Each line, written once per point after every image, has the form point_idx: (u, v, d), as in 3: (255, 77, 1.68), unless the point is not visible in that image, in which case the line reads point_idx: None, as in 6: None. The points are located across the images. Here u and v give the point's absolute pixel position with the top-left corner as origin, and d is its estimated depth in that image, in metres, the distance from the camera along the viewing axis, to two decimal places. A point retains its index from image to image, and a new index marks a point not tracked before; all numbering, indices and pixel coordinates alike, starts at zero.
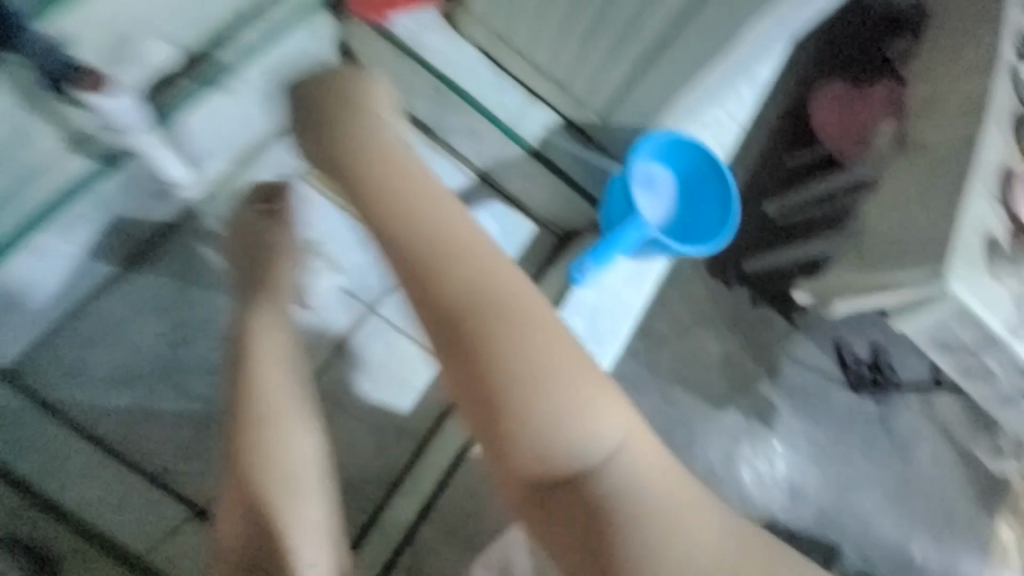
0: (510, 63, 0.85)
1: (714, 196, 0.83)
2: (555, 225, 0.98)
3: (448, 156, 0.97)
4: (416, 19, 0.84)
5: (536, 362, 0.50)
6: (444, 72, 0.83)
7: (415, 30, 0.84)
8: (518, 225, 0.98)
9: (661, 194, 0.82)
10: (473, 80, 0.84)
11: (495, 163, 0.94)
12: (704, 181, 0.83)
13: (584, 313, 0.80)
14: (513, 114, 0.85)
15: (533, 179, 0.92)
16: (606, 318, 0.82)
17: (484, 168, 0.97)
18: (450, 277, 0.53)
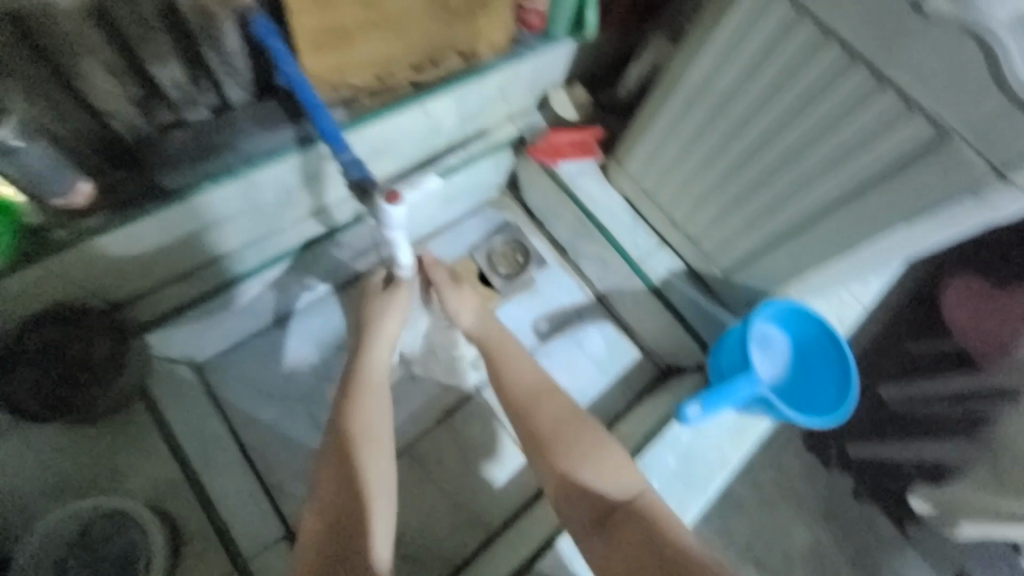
0: (648, 213, 0.98)
1: (831, 369, 0.83)
2: (659, 358, 1.03)
3: (575, 275, 1.10)
4: (577, 166, 1.01)
5: (589, 443, 0.68)
6: (590, 210, 0.99)
7: (574, 174, 1.01)
8: (624, 349, 1.05)
9: (775, 355, 0.85)
10: (613, 221, 0.98)
11: (615, 290, 1.04)
12: (822, 352, 0.85)
13: (677, 449, 0.83)
14: (641, 254, 0.97)
15: (648, 312, 1.00)
16: (701, 461, 0.82)
17: (603, 292, 1.07)
18: (522, 387, 0.74)
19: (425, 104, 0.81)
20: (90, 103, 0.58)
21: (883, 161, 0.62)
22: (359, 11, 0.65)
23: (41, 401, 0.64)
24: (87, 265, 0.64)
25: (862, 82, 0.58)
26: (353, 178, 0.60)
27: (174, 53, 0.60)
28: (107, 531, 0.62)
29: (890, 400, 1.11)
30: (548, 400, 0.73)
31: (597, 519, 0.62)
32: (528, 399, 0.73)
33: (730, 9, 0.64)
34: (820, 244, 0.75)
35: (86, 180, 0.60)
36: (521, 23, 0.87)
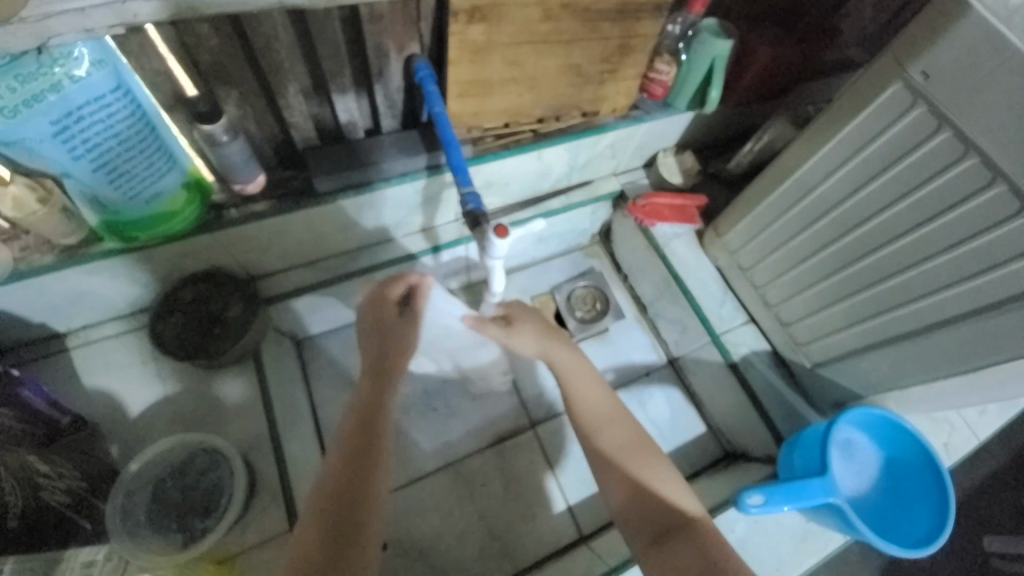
0: (739, 288, 0.96)
1: (924, 496, 0.75)
2: (725, 438, 0.99)
3: (650, 333, 1.10)
4: (674, 229, 1.02)
5: (641, 469, 0.65)
6: (679, 275, 0.99)
7: (669, 236, 1.01)
8: (689, 421, 1.01)
9: (860, 465, 0.78)
10: (701, 289, 0.98)
11: (690, 356, 1.02)
12: (915, 475, 0.77)
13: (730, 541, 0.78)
14: (725, 328, 0.96)
15: (721, 388, 0.97)
16: (753, 558, 0.77)
17: (678, 356, 1.06)
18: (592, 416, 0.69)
19: (541, 151, 0.89)
20: (282, 116, 0.72)
21: (1018, 283, 0.57)
22: (505, 68, 0.75)
23: (179, 342, 0.77)
24: (248, 239, 0.76)
25: (1000, 200, 0.56)
26: (468, 209, 0.66)
27: (353, 84, 0.73)
28: (205, 465, 0.72)
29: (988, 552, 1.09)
30: (606, 423, 0.68)
31: (652, 534, 0.61)
32: (589, 418, 0.69)
33: (866, 105, 0.64)
34: (928, 356, 0.70)
35: (262, 173, 0.74)
36: (645, 91, 0.93)
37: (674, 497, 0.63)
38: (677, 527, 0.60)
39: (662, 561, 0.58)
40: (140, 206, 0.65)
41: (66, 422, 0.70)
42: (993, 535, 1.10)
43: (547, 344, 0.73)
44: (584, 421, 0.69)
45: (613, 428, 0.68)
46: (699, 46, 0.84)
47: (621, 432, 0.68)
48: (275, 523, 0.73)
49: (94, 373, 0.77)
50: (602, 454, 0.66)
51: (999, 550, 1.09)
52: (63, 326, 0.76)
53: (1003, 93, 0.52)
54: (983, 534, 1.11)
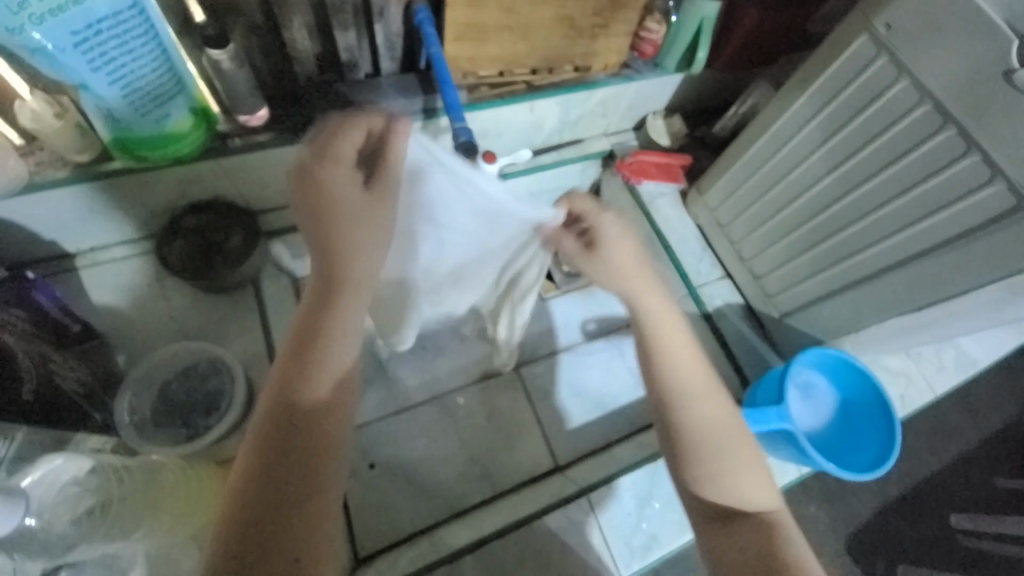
0: (717, 244, 1.01)
1: (874, 433, 0.81)
2: None
3: None
4: (658, 188, 1.07)
5: (731, 452, 0.58)
6: (662, 230, 1.04)
7: (653, 194, 1.07)
8: None
9: (817, 404, 0.84)
10: (682, 245, 1.04)
11: None
12: (866, 415, 0.83)
13: None
14: (702, 282, 1.01)
15: None
16: None
17: None
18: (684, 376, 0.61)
19: (533, 102, 0.93)
20: (286, 50, 0.75)
21: (960, 223, 0.63)
22: (500, 15, 0.78)
23: (183, 266, 0.82)
24: (250, 169, 0.80)
25: (950, 142, 0.60)
26: (461, 140, 0.70)
27: (355, 23, 0.76)
28: (207, 371, 0.76)
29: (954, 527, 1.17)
30: (704, 397, 0.60)
31: (717, 515, 0.56)
32: (682, 388, 0.60)
33: (835, 58, 0.68)
34: (883, 299, 0.75)
35: (265, 108, 0.77)
36: (636, 50, 0.97)
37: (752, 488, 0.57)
38: (739, 515, 0.56)
39: (719, 543, 0.55)
40: (150, 126, 0.68)
41: (76, 330, 0.74)
42: (959, 512, 1.17)
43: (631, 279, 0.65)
44: (674, 394, 0.60)
45: (709, 402, 0.60)
46: (690, 6, 0.88)
47: (718, 411, 0.59)
48: None
49: (101, 291, 0.82)
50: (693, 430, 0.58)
51: (965, 527, 1.17)
52: (71, 246, 0.81)
53: (954, 41, 0.57)
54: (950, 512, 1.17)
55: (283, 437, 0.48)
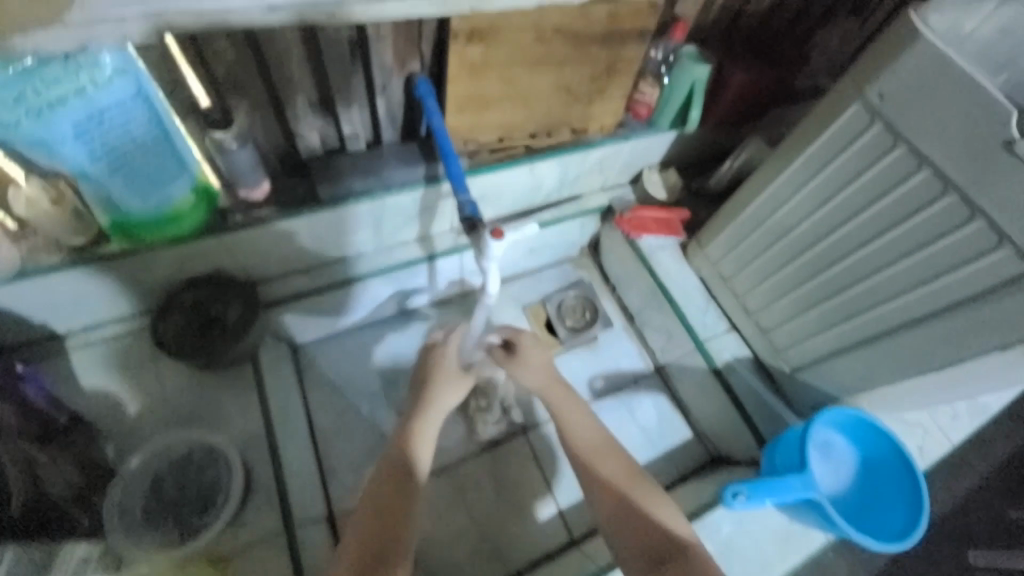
0: (721, 297, 1.01)
1: (901, 496, 0.78)
2: (711, 444, 1.02)
3: (638, 343, 1.13)
4: (658, 241, 1.07)
5: (635, 493, 0.69)
6: (665, 284, 1.04)
7: (654, 248, 1.07)
8: (676, 427, 1.04)
9: (839, 465, 0.82)
10: (685, 298, 1.03)
11: (676, 364, 1.05)
12: (890, 475, 0.80)
13: (715, 540, 0.80)
14: (709, 335, 1.00)
15: (706, 393, 1.00)
16: (738, 558, 0.80)
17: (664, 364, 1.09)
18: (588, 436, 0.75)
19: (532, 165, 0.94)
20: (289, 126, 0.75)
21: (970, 286, 0.63)
22: (500, 87, 0.80)
23: (178, 343, 0.79)
24: (249, 243, 0.79)
25: (953, 208, 0.61)
26: (466, 215, 0.70)
27: (358, 98, 0.77)
28: (203, 461, 0.74)
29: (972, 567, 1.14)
30: (604, 456, 0.73)
31: (651, 559, 0.64)
32: (586, 453, 0.74)
33: (831, 124, 0.70)
34: (897, 356, 0.74)
35: (266, 181, 0.77)
36: (631, 112, 0.99)
37: (665, 520, 0.67)
38: (674, 556, 0.63)
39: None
40: (150, 209, 0.68)
41: (63, 421, 0.70)
42: (976, 549, 1.15)
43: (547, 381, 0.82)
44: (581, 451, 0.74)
45: (610, 460, 0.73)
46: (680, 69, 0.90)
47: (617, 464, 0.73)
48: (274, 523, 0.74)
49: (92, 373, 0.79)
50: (604, 484, 0.71)
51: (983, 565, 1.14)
52: (63, 326, 0.77)
53: (947, 113, 0.58)
54: (966, 551, 1.15)
55: (391, 519, 0.67)
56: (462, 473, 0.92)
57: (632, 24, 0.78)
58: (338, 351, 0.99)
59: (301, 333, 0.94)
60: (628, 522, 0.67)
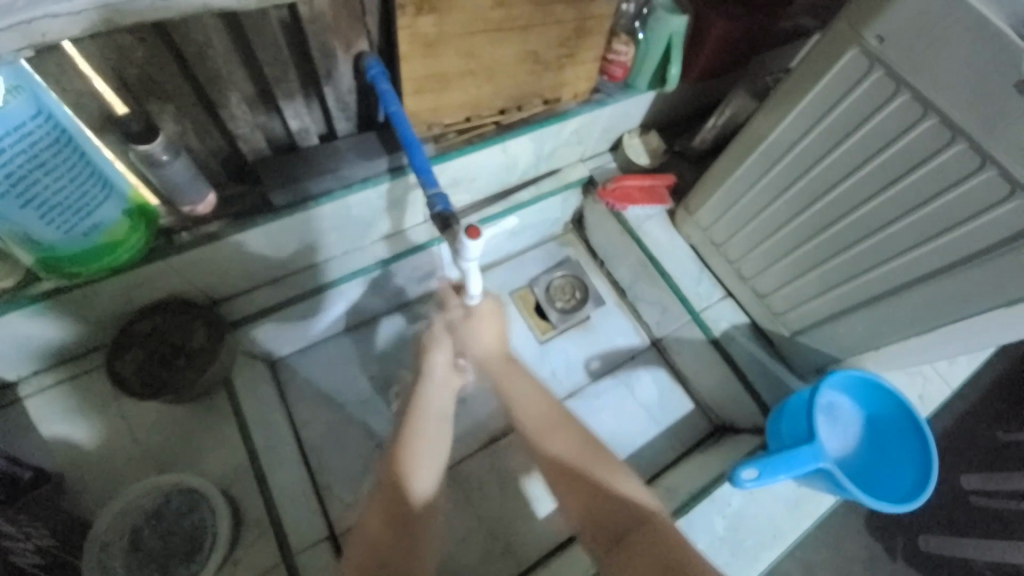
0: (715, 263, 0.97)
1: (908, 450, 0.78)
2: (714, 413, 1.00)
3: (632, 318, 1.10)
4: (645, 211, 1.01)
5: (597, 469, 0.65)
6: (655, 256, 0.99)
7: (642, 218, 1.01)
8: (677, 399, 1.02)
9: (844, 425, 0.81)
10: (677, 268, 0.98)
11: (672, 336, 1.02)
12: (895, 429, 0.80)
13: (727, 515, 0.79)
14: (704, 304, 0.97)
15: (705, 364, 0.98)
16: (751, 530, 0.79)
17: (660, 337, 1.06)
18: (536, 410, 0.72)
19: (505, 143, 0.86)
20: (226, 128, 0.67)
21: (980, 238, 0.59)
22: (460, 60, 0.71)
23: (141, 377, 0.73)
24: (204, 263, 0.71)
25: (963, 156, 0.56)
26: (437, 211, 0.63)
27: (301, 88, 0.68)
28: (183, 506, 0.70)
29: (972, 490, 1.14)
30: (555, 430, 0.69)
31: (610, 537, 0.61)
32: (538, 429, 0.70)
33: (824, 74, 0.64)
34: (901, 315, 0.72)
35: (212, 191, 0.69)
36: (605, 74, 0.92)
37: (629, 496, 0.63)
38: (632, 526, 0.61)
39: (622, 563, 0.59)
40: (78, 240, 0.60)
41: (28, 478, 0.65)
42: (969, 473, 1.15)
43: (501, 350, 0.76)
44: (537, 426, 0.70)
45: (563, 433, 0.69)
46: (656, 23, 0.81)
47: (569, 439, 0.68)
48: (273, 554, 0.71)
49: (50, 421, 0.72)
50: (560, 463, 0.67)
51: (976, 488, 1.14)
52: (11, 374, 0.71)
53: (956, 53, 0.53)
54: (961, 475, 1.15)
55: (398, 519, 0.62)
56: (465, 473, 0.89)
57: None
58: (318, 360, 0.93)
59: (278, 346, 0.88)
60: (586, 494, 0.64)
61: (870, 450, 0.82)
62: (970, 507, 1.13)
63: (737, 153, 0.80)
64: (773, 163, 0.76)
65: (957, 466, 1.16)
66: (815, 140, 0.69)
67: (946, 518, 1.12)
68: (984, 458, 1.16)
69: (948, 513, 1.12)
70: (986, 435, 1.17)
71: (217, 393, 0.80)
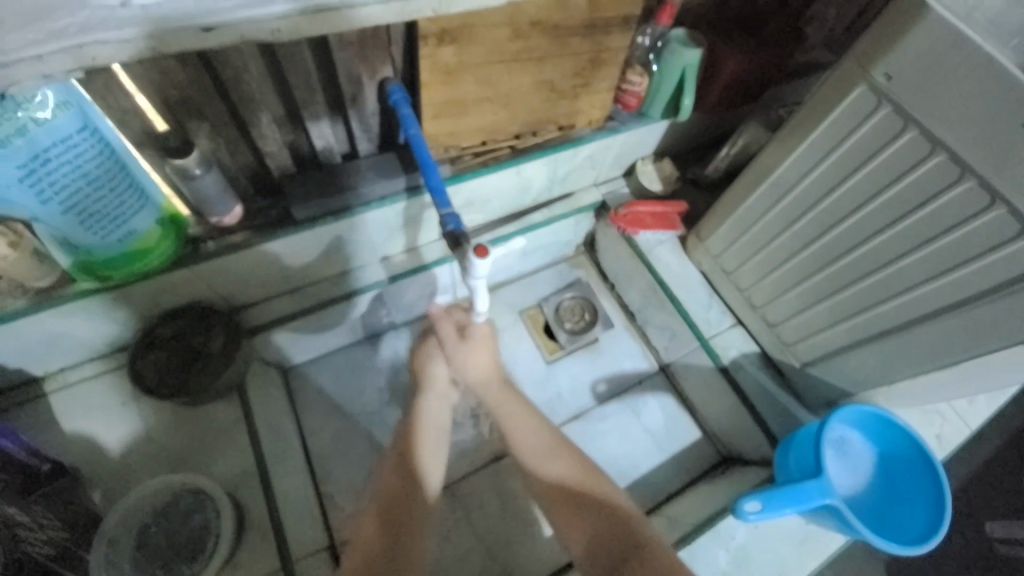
0: (724, 291, 0.97)
1: (921, 491, 0.76)
2: (722, 443, 0.98)
3: (641, 342, 1.10)
4: (656, 236, 1.02)
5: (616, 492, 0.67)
6: (665, 280, 1.00)
7: (652, 243, 1.02)
8: (683, 427, 1.01)
9: (854, 462, 0.79)
10: (687, 294, 0.99)
11: (681, 362, 1.02)
12: (909, 470, 0.78)
13: (730, 550, 0.77)
14: (713, 331, 0.96)
15: (713, 391, 0.97)
16: (755, 565, 0.77)
17: (668, 362, 1.05)
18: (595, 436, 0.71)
19: (520, 167, 0.89)
20: (255, 145, 0.71)
21: (994, 275, 0.59)
22: (478, 88, 0.75)
23: (161, 380, 0.77)
24: (225, 272, 0.75)
25: (972, 194, 0.56)
26: (449, 230, 0.65)
27: (327, 110, 0.72)
28: (190, 507, 0.72)
29: (997, 538, 1.09)
30: (554, 454, 0.72)
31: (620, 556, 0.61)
32: (538, 453, 0.72)
33: (831, 109, 0.65)
34: (913, 351, 0.71)
35: (239, 204, 0.73)
36: (620, 103, 0.94)
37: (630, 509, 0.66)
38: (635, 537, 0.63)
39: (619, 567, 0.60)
40: (112, 245, 0.64)
41: (46, 470, 0.68)
42: (994, 520, 1.10)
43: (499, 373, 0.78)
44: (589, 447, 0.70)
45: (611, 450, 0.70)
46: (669, 55, 0.84)
47: (571, 464, 0.71)
48: (273, 562, 0.72)
49: (73, 417, 0.76)
50: (559, 487, 0.69)
51: (1001, 535, 1.09)
52: (40, 369, 0.75)
53: (963, 91, 0.53)
54: (984, 521, 1.10)
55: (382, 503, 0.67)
56: (466, 492, 0.89)
57: (614, 11, 0.73)
58: (330, 369, 0.94)
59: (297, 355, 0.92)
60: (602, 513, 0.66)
61: (883, 491, 0.79)
62: (994, 555, 1.07)
63: (746, 184, 0.81)
64: (782, 194, 0.76)
65: (980, 512, 1.11)
66: (823, 173, 0.70)
67: (968, 566, 1.07)
68: (1009, 504, 1.11)
69: (971, 562, 1.07)
70: (1012, 482, 1.12)
71: (230, 397, 0.82)
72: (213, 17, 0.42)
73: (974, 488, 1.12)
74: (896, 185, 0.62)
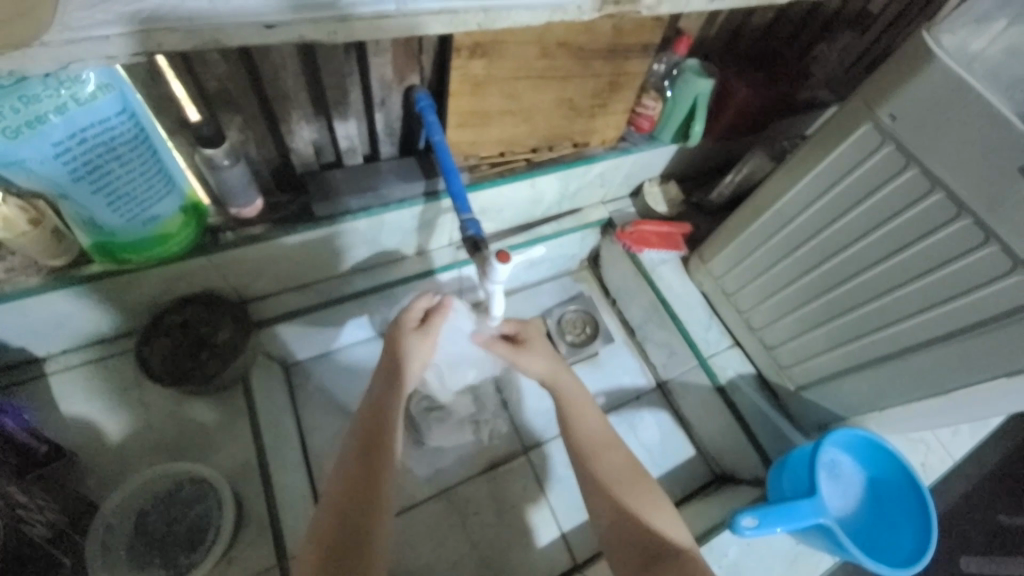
0: (724, 313, 0.99)
1: (908, 516, 0.78)
2: (715, 462, 1.00)
3: (639, 358, 1.12)
4: (660, 255, 1.05)
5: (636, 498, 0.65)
6: (667, 299, 1.02)
7: (656, 262, 1.05)
8: (678, 443, 1.03)
9: (845, 485, 0.81)
10: (687, 313, 1.01)
11: (678, 379, 1.04)
12: (897, 495, 0.80)
13: (722, 565, 0.79)
14: (712, 352, 0.99)
15: (709, 410, 0.99)
16: None
17: (666, 379, 1.07)
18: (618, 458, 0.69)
19: (534, 179, 0.92)
20: (283, 141, 0.73)
21: (985, 309, 0.62)
22: (502, 101, 0.78)
23: (164, 367, 0.76)
24: (241, 262, 0.75)
25: (966, 232, 0.60)
26: (468, 235, 0.67)
27: (355, 112, 0.74)
28: (190, 496, 0.72)
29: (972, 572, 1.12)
30: (601, 450, 0.70)
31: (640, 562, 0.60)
32: (584, 445, 0.70)
33: (838, 144, 0.69)
34: (905, 378, 0.74)
35: (260, 197, 0.74)
36: (633, 125, 0.98)
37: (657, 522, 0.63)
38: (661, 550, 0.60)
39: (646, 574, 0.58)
40: (136, 228, 0.64)
41: (43, 451, 0.67)
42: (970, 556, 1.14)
43: (552, 365, 0.78)
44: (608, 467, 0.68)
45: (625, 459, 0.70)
46: (684, 83, 0.88)
47: (619, 459, 0.69)
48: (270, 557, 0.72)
49: (72, 400, 0.75)
50: (605, 484, 0.67)
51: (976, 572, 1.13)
52: (42, 350, 0.74)
53: (962, 135, 0.57)
54: (961, 555, 1.13)
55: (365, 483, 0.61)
56: (462, 497, 0.89)
57: (637, 38, 0.76)
58: (333, 369, 0.94)
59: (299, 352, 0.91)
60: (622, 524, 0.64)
61: (871, 515, 0.82)
62: None
63: (752, 210, 0.85)
64: (785, 222, 0.80)
65: (957, 546, 1.14)
66: (826, 203, 0.73)
67: None
68: (985, 541, 1.15)
69: None
70: (988, 519, 1.16)
71: (233, 389, 0.82)
72: (276, 15, 0.44)
73: (953, 522, 1.15)
74: (896, 220, 0.66)
